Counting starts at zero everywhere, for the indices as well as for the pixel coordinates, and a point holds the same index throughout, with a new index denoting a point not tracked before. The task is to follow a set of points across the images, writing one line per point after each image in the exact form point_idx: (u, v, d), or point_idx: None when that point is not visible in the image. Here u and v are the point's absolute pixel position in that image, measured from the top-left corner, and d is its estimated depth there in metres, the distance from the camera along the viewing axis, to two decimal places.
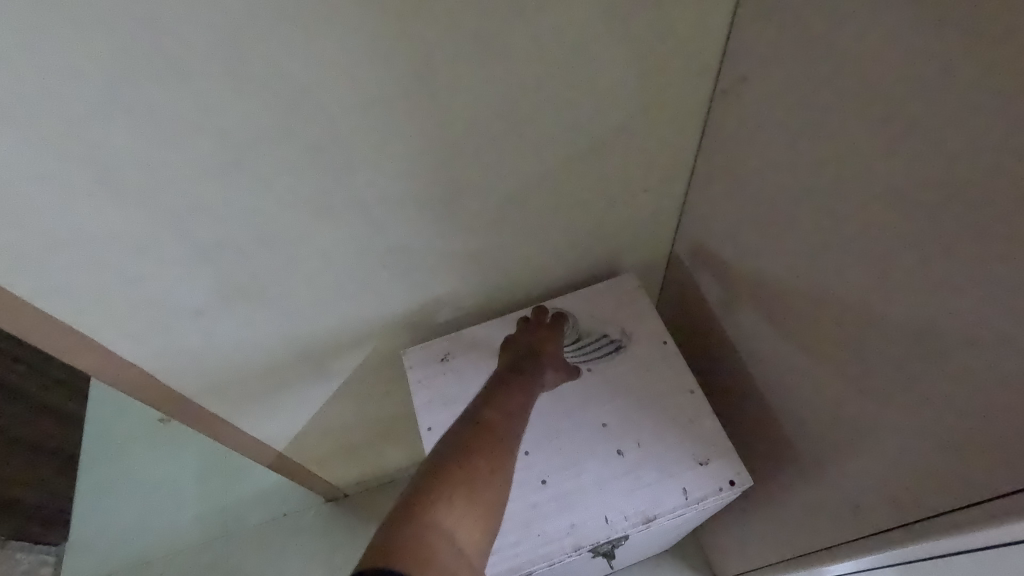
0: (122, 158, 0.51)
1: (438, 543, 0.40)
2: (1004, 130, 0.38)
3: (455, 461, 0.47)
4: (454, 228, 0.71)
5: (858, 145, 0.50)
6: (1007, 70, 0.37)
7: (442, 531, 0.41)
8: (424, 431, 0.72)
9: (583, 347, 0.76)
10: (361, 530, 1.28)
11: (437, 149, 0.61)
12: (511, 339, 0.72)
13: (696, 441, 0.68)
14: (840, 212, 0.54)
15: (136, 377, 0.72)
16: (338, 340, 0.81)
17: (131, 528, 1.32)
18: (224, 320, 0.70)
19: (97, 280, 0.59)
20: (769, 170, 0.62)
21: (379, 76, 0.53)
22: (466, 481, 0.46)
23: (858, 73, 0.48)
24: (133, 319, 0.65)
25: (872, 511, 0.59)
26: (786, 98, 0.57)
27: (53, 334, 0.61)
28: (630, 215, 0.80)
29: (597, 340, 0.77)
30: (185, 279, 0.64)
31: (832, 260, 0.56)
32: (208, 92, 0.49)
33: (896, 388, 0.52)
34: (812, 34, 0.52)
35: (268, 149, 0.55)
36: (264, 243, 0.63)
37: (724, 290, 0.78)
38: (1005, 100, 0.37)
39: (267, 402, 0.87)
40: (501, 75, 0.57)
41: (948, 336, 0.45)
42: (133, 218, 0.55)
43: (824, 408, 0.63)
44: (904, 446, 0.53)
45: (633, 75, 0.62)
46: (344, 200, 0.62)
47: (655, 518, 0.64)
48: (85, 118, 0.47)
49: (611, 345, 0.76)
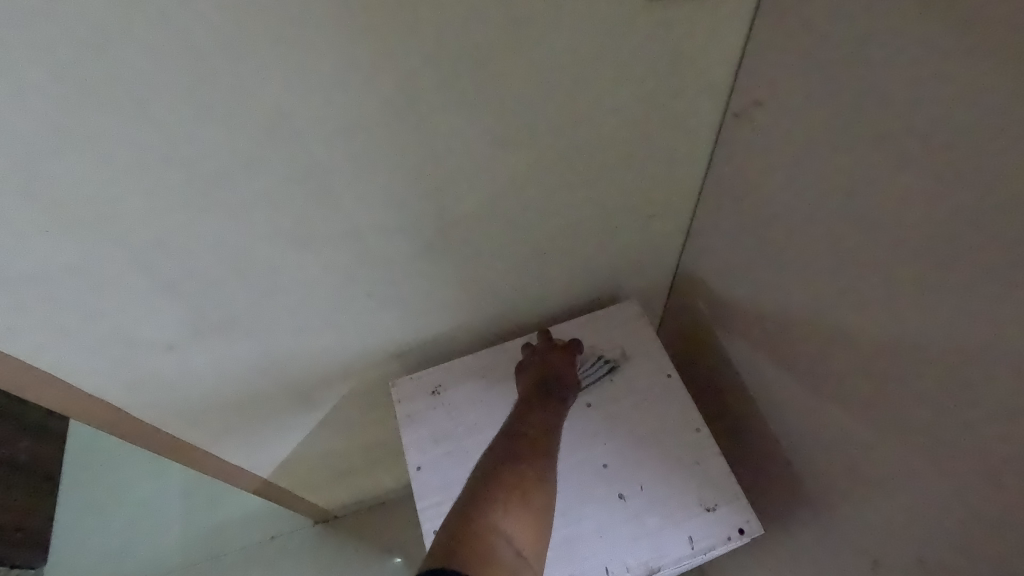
0: (79, 191, 0.46)
1: (497, 543, 0.44)
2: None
3: (500, 475, 0.50)
4: (447, 255, 0.67)
5: (888, 180, 0.46)
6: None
7: (499, 532, 0.45)
8: (412, 470, 0.68)
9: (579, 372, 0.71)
10: (351, 554, 1.24)
11: (427, 175, 0.57)
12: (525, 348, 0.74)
13: (703, 484, 0.64)
14: (863, 250, 0.50)
15: (105, 413, 0.68)
16: (323, 370, 0.77)
17: (112, 551, 1.28)
18: (199, 353, 0.66)
19: (56, 318, 0.55)
20: (784, 200, 0.58)
21: (364, 100, 0.48)
22: (514, 491, 0.49)
23: (890, 104, 0.44)
24: (99, 355, 0.60)
25: (893, 568, 0.55)
26: (805, 126, 0.53)
27: (11, 375, 0.56)
28: (633, 239, 0.76)
29: (590, 361, 0.72)
30: (155, 313, 0.59)
31: (854, 300, 0.52)
32: (173, 120, 0.44)
33: (925, 442, 0.48)
34: (838, 59, 0.47)
35: (242, 178, 0.50)
36: (239, 275, 0.59)
37: (732, 319, 0.73)
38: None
39: (248, 432, 0.83)
40: (497, 97, 0.53)
41: (991, 394, 0.41)
42: (93, 253, 0.51)
43: (841, 455, 0.59)
44: (933, 505, 0.49)
45: (639, 96, 0.58)
46: (327, 229, 0.58)
47: (659, 570, 0.60)
48: (35, 149, 0.43)
49: (607, 365, 0.72)
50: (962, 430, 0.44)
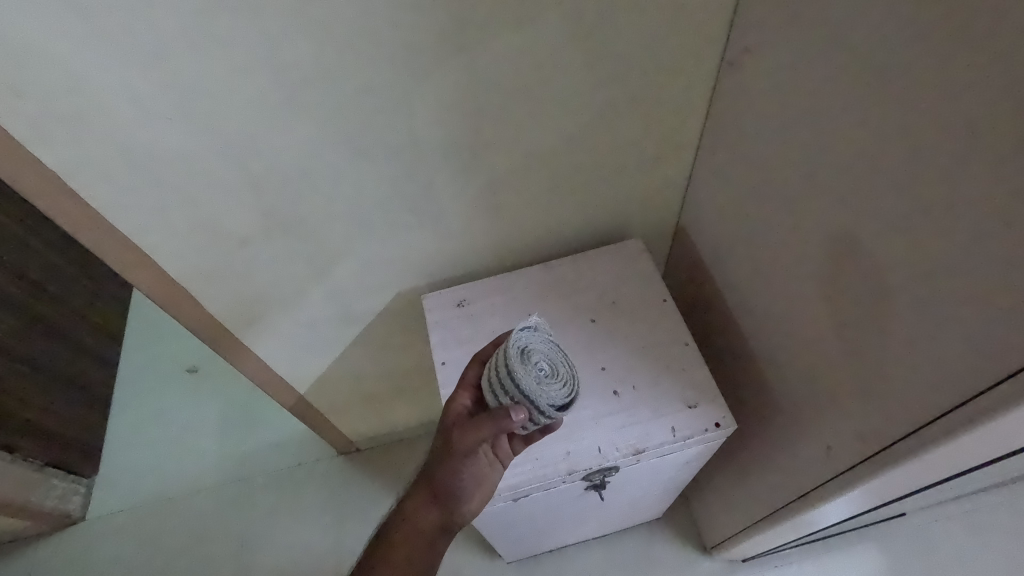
0: (200, 87, 0.59)
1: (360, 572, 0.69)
2: (981, 82, 0.43)
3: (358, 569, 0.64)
4: (479, 179, 0.78)
5: (851, 107, 0.56)
6: (983, 28, 0.42)
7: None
8: (438, 365, 0.79)
9: (535, 375, 0.61)
10: (371, 483, 1.34)
11: (470, 99, 0.68)
12: (465, 384, 0.67)
13: (687, 386, 0.74)
14: (830, 169, 0.60)
15: (182, 304, 0.80)
16: (365, 282, 0.89)
17: (156, 468, 1.41)
18: (265, 250, 0.78)
19: (161, 200, 0.67)
20: (770, 137, 0.68)
21: (426, 27, 0.60)
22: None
23: (853, 41, 0.54)
24: (188, 243, 0.73)
25: (845, 450, 0.65)
26: (788, 66, 0.63)
27: (118, 250, 0.69)
28: (641, 180, 0.86)
29: (520, 350, 0.62)
30: (237, 208, 0.71)
31: (826, 217, 0.62)
32: (278, 32, 0.56)
33: (874, 331, 0.58)
34: (810, 10, 0.58)
35: (323, 88, 0.62)
36: (310, 177, 0.71)
37: (729, 255, 0.83)
38: (980, 54, 0.43)
39: (295, 340, 0.95)
40: (534, 35, 0.64)
41: (923, 276, 0.51)
42: (200, 144, 0.63)
43: (811, 358, 0.69)
44: (877, 385, 0.58)
45: (650, 44, 0.68)
46: (383, 144, 0.70)
47: (644, 451, 0.70)
48: (174, 49, 0.55)
49: (517, 345, 0.62)
50: (899, 312, 0.54)
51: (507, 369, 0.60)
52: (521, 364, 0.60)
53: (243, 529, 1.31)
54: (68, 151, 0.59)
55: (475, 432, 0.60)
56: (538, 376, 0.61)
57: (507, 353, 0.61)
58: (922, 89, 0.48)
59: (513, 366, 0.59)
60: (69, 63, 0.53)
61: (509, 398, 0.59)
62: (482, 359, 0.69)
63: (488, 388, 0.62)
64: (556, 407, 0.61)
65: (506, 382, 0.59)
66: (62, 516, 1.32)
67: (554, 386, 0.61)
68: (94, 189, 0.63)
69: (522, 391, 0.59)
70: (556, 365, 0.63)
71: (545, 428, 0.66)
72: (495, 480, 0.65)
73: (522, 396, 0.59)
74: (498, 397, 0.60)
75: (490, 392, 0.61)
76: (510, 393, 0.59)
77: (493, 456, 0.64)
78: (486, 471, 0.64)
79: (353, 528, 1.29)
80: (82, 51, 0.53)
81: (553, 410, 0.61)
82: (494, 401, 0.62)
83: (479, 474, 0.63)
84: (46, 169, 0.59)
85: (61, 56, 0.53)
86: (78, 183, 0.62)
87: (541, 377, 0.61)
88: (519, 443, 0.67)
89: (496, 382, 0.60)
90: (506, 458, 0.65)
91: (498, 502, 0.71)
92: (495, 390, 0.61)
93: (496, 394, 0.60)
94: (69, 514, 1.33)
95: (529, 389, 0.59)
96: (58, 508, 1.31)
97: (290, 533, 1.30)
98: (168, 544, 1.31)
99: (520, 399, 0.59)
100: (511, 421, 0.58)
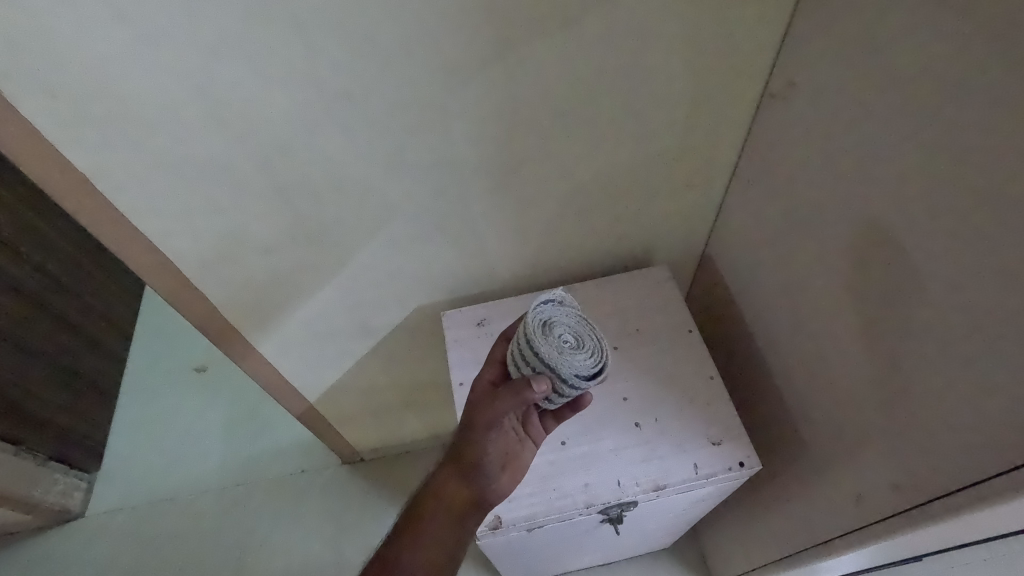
0: (234, 94, 0.58)
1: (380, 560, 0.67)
2: None
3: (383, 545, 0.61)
4: (509, 198, 0.77)
5: (895, 153, 0.54)
6: None
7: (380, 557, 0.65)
8: (455, 384, 0.78)
9: (556, 345, 0.59)
10: (373, 496, 1.32)
11: (501, 117, 0.67)
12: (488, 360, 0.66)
13: (711, 423, 0.72)
14: (871, 208, 0.58)
15: (201, 309, 0.79)
16: (387, 295, 0.87)
17: (159, 466, 1.39)
18: (288, 258, 0.77)
19: (188, 204, 0.66)
20: (810, 171, 0.66)
21: (461, 46, 0.59)
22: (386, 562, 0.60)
23: (903, 83, 0.52)
24: (212, 247, 0.72)
25: (874, 500, 0.62)
26: (831, 103, 0.61)
27: (141, 253, 0.69)
28: (671, 206, 0.85)
29: (540, 324, 0.60)
30: (263, 215, 0.70)
31: (864, 259, 0.60)
32: (315, 45, 0.56)
33: (910, 381, 0.55)
34: (859, 48, 0.57)
35: (356, 101, 0.61)
36: (337, 187, 0.70)
37: (758, 287, 0.81)
38: None
39: (313, 348, 0.94)
40: (570, 58, 0.62)
41: (963, 328, 0.49)
42: (231, 150, 0.63)
43: (840, 401, 0.67)
44: (911, 435, 0.56)
45: (688, 71, 0.67)
46: (412, 157, 0.68)
47: (664, 487, 0.68)
48: (212, 56, 0.54)
49: (537, 316, 0.61)
50: (935, 364, 0.52)
51: (527, 338, 0.59)
52: (543, 335, 0.60)
53: (241, 536, 1.29)
54: (98, 155, 0.59)
55: (498, 405, 0.60)
56: (562, 347, 0.60)
57: (529, 323, 0.60)
58: (974, 138, 0.46)
59: (533, 336, 0.59)
60: (109, 69, 0.53)
61: (531, 368, 0.59)
62: (509, 335, 0.68)
63: (511, 360, 0.62)
64: (582, 375, 0.59)
65: (527, 354, 0.59)
66: (61, 511, 1.30)
67: (579, 355, 0.60)
68: (121, 191, 0.63)
69: (542, 360, 0.58)
70: (582, 337, 0.62)
71: (576, 405, 0.65)
72: (527, 459, 0.66)
73: (544, 366, 0.58)
74: (520, 368, 0.60)
75: (513, 363, 0.61)
76: (531, 364, 0.59)
77: (524, 434, 0.66)
78: (518, 450, 0.65)
79: (351, 541, 1.27)
80: (119, 54, 0.52)
81: (578, 379, 0.59)
82: (516, 373, 0.61)
83: (509, 450, 0.64)
84: (74, 170, 0.59)
85: (99, 60, 0.52)
86: (105, 185, 0.62)
87: (565, 348, 0.60)
88: (550, 420, 0.68)
89: (519, 354, 0.60)
90: (538, 436, 0.67)
91: (511, 532, 0.68)
92: (517, 362, 0.60)
93: (518, 364, 0.60)
94: (68, 509, 1.31)
95: (550, 357, 0.58)
96: (58, 503, 1.29)
97: (288, 542, 1.27)
98: (163, 546, 1.29)
99: (540, 368, 0.58)
100: (532, 391, 0.57)
